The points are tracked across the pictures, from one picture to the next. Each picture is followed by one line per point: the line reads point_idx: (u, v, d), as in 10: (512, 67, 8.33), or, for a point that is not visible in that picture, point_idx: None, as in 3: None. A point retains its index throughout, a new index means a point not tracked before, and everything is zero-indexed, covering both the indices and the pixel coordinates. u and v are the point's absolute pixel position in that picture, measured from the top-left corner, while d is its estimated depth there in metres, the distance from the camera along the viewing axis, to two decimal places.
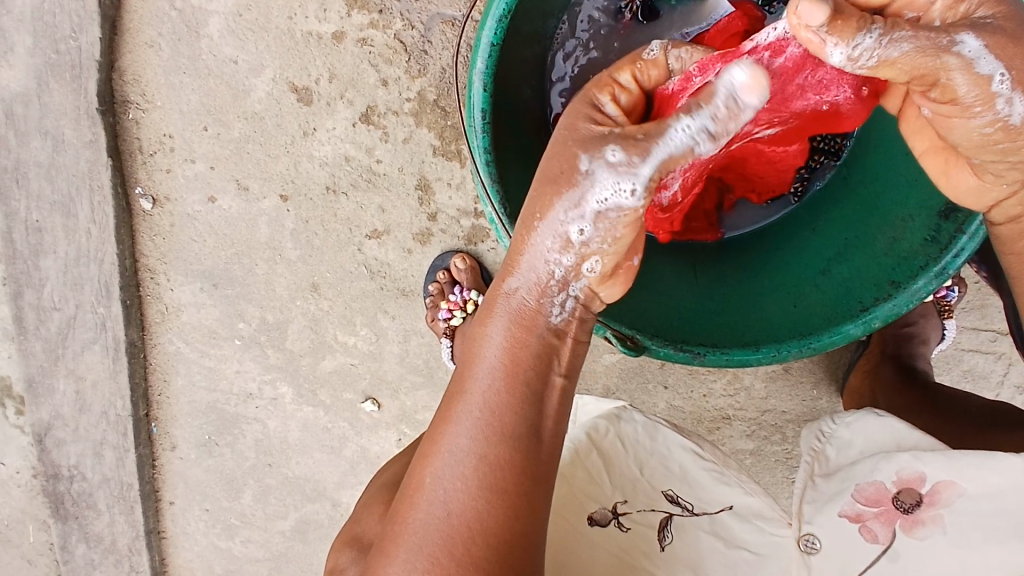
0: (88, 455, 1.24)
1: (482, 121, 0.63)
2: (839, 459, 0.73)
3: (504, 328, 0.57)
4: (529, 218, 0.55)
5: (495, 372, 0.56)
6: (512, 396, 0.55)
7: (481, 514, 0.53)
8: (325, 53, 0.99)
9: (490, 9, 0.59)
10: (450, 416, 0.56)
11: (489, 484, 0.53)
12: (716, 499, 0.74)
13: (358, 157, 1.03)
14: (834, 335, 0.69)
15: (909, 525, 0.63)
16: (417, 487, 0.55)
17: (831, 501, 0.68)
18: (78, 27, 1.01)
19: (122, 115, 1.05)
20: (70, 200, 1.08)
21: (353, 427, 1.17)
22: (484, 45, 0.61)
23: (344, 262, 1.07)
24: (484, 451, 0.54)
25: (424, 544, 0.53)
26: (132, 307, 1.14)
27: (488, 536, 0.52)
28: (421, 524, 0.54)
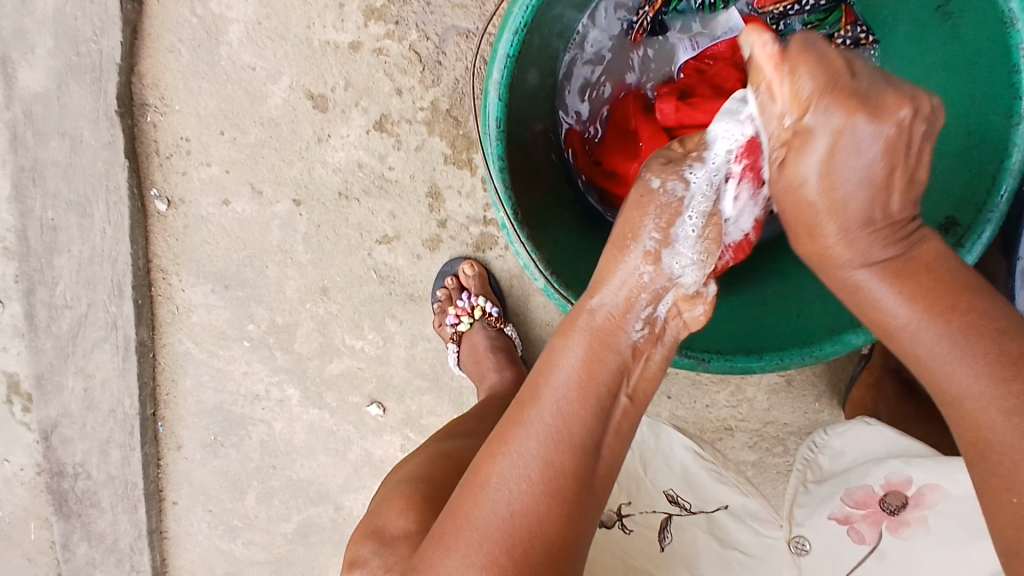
0: (94, 453, 1.25)
1: (497, 129, 0.64)
2: (831, 465, 0.84)
3: (583, 343, 0.58)
4: (621, 240, 0.59)
5: (569, 382, 0.57)
6: (584, 408, 0.56)
7: (542, 516, 0.52)
8: (341, 62, 1.02)
9: (507, 21, 0.61)
10: (524, 418, 0.55)
11: (553, 490, 0.53)
12: (717, 498, 0.83)
13: (371, 164, 1.05)
14: (836, 344, 0.69)
15: (896, 525, 0.72)
16: (480, 485, 0.54)
17: (820, 507, 0.79)
18: (100, 30, 1.03)
19: (140, 118, 1.07)
20: (86, 200, 1.10)
21: (358, 431, 1.19)
22: (501, 56, 0.62)
23: (354, 266, 1.09)
24: (552, 458, 0.54)
25: (486, 540, 0.52)
26: (142, 307, 1.16)
27: (546, 542, 0.52)
28: (484, 520, 0.53)
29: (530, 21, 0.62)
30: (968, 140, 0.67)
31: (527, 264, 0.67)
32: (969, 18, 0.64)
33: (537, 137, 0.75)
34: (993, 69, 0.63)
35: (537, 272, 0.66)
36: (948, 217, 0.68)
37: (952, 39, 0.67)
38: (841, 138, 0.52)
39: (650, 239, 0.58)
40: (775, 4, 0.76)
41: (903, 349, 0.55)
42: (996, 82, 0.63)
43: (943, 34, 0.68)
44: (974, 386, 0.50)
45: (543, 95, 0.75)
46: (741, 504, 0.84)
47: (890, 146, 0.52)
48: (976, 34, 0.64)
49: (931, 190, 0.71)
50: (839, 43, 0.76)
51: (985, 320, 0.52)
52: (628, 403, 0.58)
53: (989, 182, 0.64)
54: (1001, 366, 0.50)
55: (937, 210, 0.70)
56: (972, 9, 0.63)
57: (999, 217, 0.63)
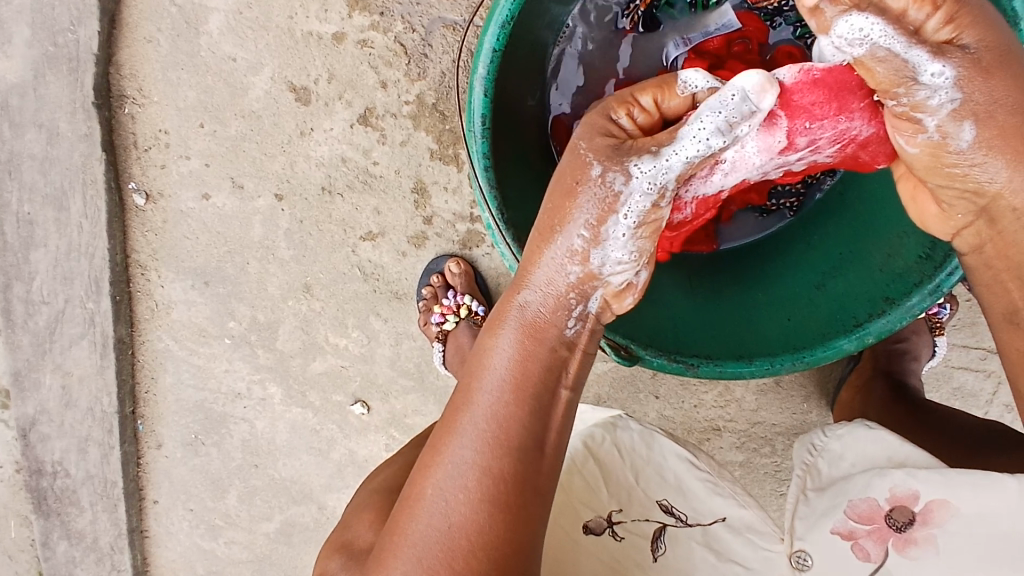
0: (72, 451, 1.22)
1: (482, 126, 0.62)
2: (831, 473, 0.74)
3: (514, 339, 0.56)
4: (546, 230, 0.56)
5: (502, 382, 0.55)
6: (518, 408, 0.54)
7: (483, 523, 0.52)
8: (324, 54, 0.97)
9: (493, 15, 0.58)
10: (455, 426, 0.55)
11: (491, 496, 0.52)
12: (712, 510, 0.75)
13: (355, 159, 1.01)
14: (827, 350, 0.68)
15: (902, 545, 0.63)
16: (417, 496, 0.54)
17: (822, 517, 0.69)
18: (77, 20, 0.99)
19: (119, 109, 1.04)
20: (63, 193, 1.07)
21: (342, 430, 1.18)
22: (486, 50, 0.60)
23: (338, 263, 1.06)
24: (488, 465, 0.53)
25: (425, 554, 0.52)
26: (121, 303, 1.14)
27: (488, 549, 0.51)
28: (422, 535, 0.53)
29: (517, 15, 0.60)
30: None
31: (512, 265, 0.66)
32: None
33: (525, 134, 0.73)
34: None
35: None
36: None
37: None
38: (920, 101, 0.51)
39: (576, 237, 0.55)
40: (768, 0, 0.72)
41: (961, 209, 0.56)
42: None
43: None
44: None
45: (531, 91, 0.73)
46: (738, 516, 0.75)
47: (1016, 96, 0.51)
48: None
49: None
50: None
51: None
52: (567, 396, 0.57)
53: None
54: None
55: None
56: None
57: None
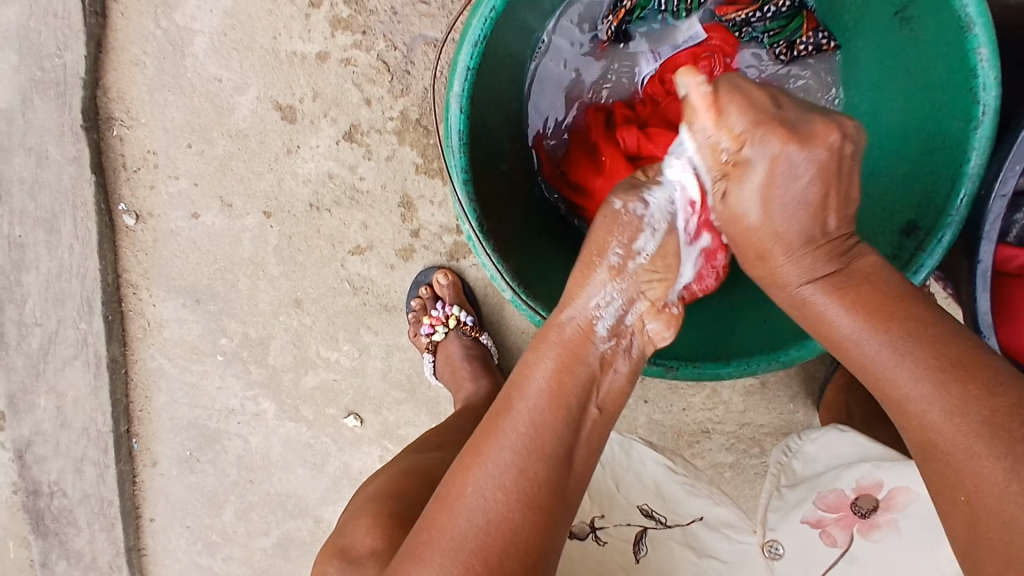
0: (69, 471, 1.24)
1: (459, 142, 0.63)
2: (804, 470, 0.82)
3: (554, 357, 0.58)
4: (588, 256, 0.60)
5: (543, 392, 0.56)
6: (556, 418, 0.55)
7: (517, 524, 0.52)
8: (308, 73, 0.96)
9: (466, 34, 0.60)
10: (498, 429, 0.55)
11: (527, 499, 0.52)
12: (690, 511, 0.81)
13: (342, 175, 1.01)
14: (800, 349, 0.69)
15: (866, 529, 0.71)
16: (455, 494, 0.54)
17: (794, 510, 0.77)
18: (64, 45, 0.99)
19: (107, 131, 1.03)
20: (53, 216, 1.07)
21: (336, 443, 1.20)
22: (461, 69, 0.61)
23: (328, 278, 1.08)
24: (527, 468, 0.53)
25: (461, 549, 0.51)
26: (113, 323, 1.15)
27: (521, 548, 0.51)
28: (458, 530, 0.52)
29: (490, 35, 0.62)
30: (928, 144, 0.68)
31: (494, 275, 0.66)
32: (927, 26, 0.64)
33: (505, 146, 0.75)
34: (950, 74, 0.63)
35: (504, 284, 0.65)
36: (910, 222, 0.69)
37: (912, 44, 0.67)
38: (778, 163, 0.55)
39: (616, 254, 0.59)
40: (737, 12, 0.76)
41: (858, 360, 0.55)
42: (954, 86, 0.63)
43: (904, 39, 0.68)
44: (925, 391, 0.51)
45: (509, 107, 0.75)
46: (716, 514, 0.81)
47: (822, 170, 0.56)
48: (934, 41, 0.64)
49: (894, 197, 0.71)
50: (801, 49, 0.77)
51: (934, 329, 0.52)
52: (597, 416, 0.58)
53: (949, 187, 0.64)
54: (958, 371, 0.50)
55: (898, 215, 0.70)
56: (930, 14, 0.62)
57: (959, 220, 0.63)
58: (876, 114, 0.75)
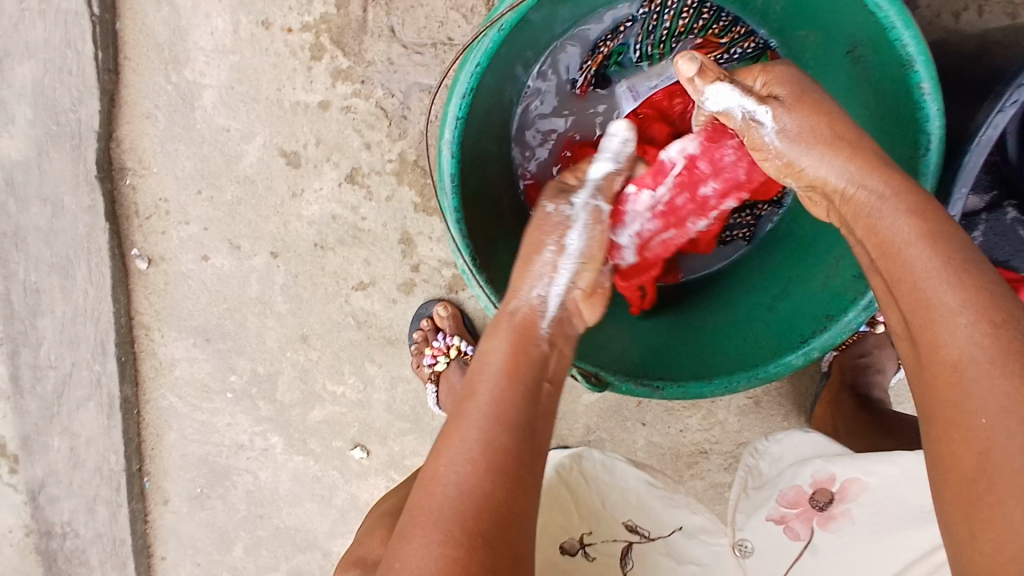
0: (81, 511, 1.29)
1: (452, 184, 0.67)
2: (768, 470, 0.92)
3: (508, 339, 0.64)
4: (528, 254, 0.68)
5: (501, 372, 0.61)
6: (515, 389, 0.60)
7: (487, 492, 0.54)
8: (311, 121, 1.01)
9: (456, 86, 0.64)
10: (464, 411, 0.59)
11: (495, 467, 0.55)
12: (672, 522, 0.90)
13: (345, 216, 1.05)
14: (778, 366, 0.73)
15: (824, 521, 0.79)
16: (431, 476, 0.56)
17: (760, 509, 0.86)
18: (78, 101, 1.03)
19: (120, 181, 1.08)
20: (69, 261, 1.12)
21: (343, 475, 1.25)
22: (451, 118, 0.65)
23: (333, 313, 1.12)
24: (493, 440, 0.56)
25: (441, 520, 0.53)
26: (126, 364, 1.19)
27: (494, 512, 0.53)
28: (438, 504, 0.54)
29: (477, 86, 0.66)
30: None
31: (487, 304, 0.71)
32: (880, 67, 0.69)
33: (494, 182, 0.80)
34: (897, 105, 0.69)
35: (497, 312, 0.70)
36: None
37: (865, 78, 0.73)
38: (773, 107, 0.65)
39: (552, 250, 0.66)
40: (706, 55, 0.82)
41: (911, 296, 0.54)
42: (901, 119, 0.69)
43: (860, 74, 0.73)
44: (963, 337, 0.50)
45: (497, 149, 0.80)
46: (693, 522, 0.91)
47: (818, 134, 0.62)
48: (881, 76, 0.69)
49: None
50: None
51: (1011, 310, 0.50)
52: (551, 388, 0.63)
53: None
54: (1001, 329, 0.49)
55: None
56: (878, 56, 0.68)
57: None
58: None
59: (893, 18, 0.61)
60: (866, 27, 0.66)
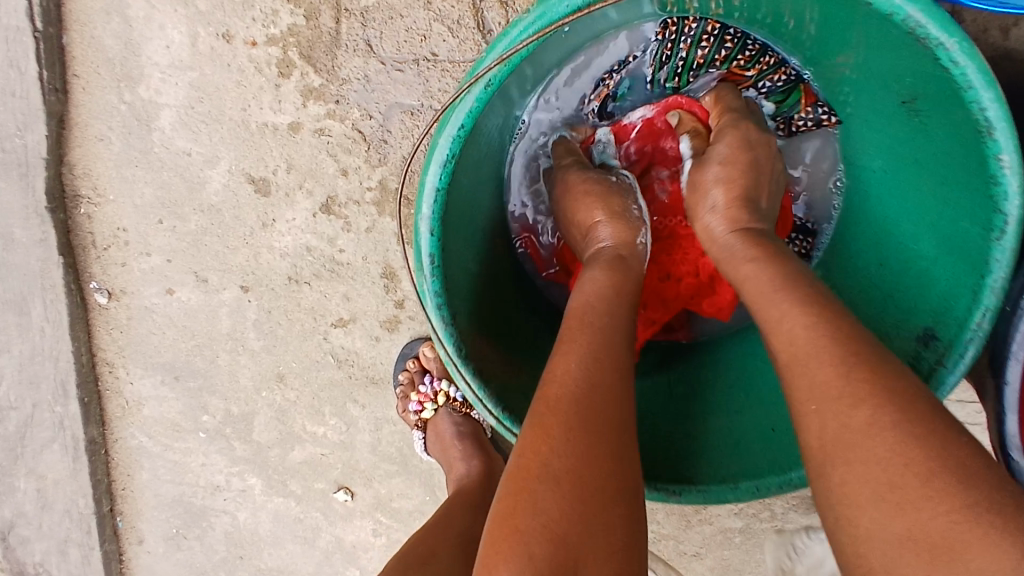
0: (54, 552, 1.21)
1: (432, 265, 0.60)
2: None
3: (604, 266, 0.66)
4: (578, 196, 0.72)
5: (608, 288, 0.63)
6: (622, 304, 0.62)
7: (616, 393, 0.54)
8: (281, 144, 0.90)
9: (433, 157, 0.58)
10: (580, 322, 0.59)
11: (618, 373, 0.56)
12: None
13: (321, 248, 0.95)
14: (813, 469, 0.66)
15: None
16: (555, 378, 0.55)
17: None
18: (23, 125, 0.93)
19: (74, 211, 0.98)
20: (23, 298, 1.02)
21: (327, 517, 1.16)
22: (430, 192, 0.59)
23: (311, 351, 1.02)
24: (613, 347, 0.57)
25: (581, 413, 0.51)
26: (90, 404, 1.10)
27: (623, 411, 0.54)
28: (571, 402, 0.52)
29: (458, 156, 0.60)
30: (942, 232, 0.67)
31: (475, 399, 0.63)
32: (944, 122, 0.62)
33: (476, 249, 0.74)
34: (966, 169, 0.61)
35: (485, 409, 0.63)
36: (927, 328, 0.67)
37: (926, 134, 0.65)
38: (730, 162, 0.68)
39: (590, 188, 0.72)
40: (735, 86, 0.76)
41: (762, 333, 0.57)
42: (970, 185, 0.62)
43: (917, 128, 0.66)
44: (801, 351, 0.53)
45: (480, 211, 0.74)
46: None
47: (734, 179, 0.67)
48: (945, 138, 0.63)
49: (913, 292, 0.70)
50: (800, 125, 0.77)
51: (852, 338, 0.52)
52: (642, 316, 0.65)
53: (971, 297, 0.62)
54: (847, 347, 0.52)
55: (914, 318, 0.69)
56: (944, 111, 0.61)
57: (981, 336, 0.61)
58: (886, 207, 0.74)
59: (971, 73, 0.55)
60: (934, 85, 0.60)
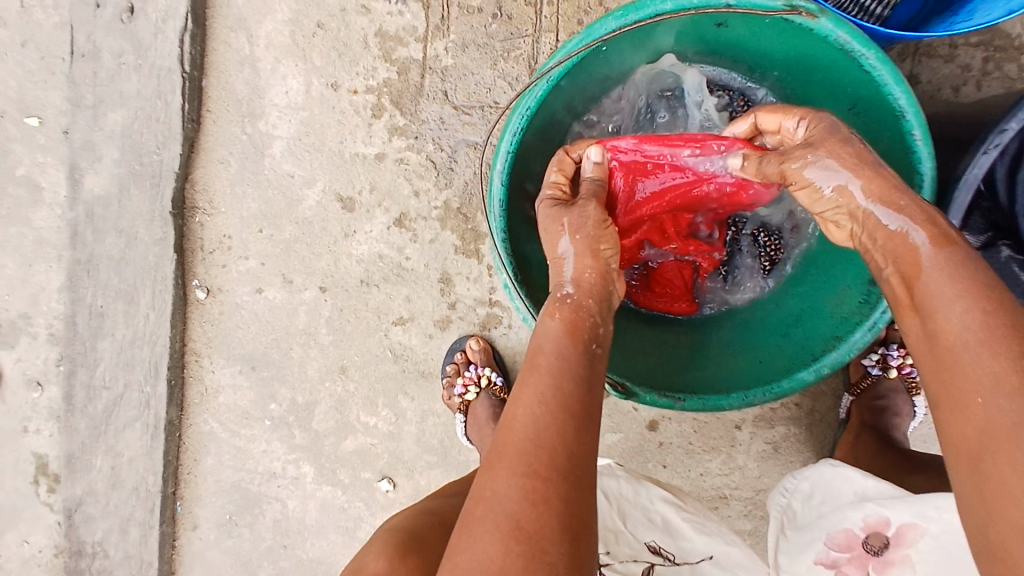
0: (114, 531, 1.35)
1: (500, 209, 0.80)
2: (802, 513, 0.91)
3: (558, 321, 0.69)
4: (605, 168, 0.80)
5: (558, 336, 0.67)
6: (571, 348, 0.67)
7: (561, 430, 0.59)
8: (368, 170, 1.13)
9: (508, 127, 0.78)
10: (531, 367, 0.65)
11: (562, 405, 0.61)
12: (699, 550, 0.91)
13: (391, 256, 1.16)
14: (791, 382, 0.81)
15: (881, 566, 0.76)
16: (511, 419, 0.61)
17: (807, 552, 0.83)
18: (162, 144, 1.16)
19: (190, 219, 1.20)
20: (135, 288, 1.22)
21: (368, 507, 1.29)
22: (504, 152, 0.78)
23: (372, 346, 1.21)
24: (561, 384, 0.63)
25: (530, 449, 0.58)
26: (175, 387, 1.28)
27: (566, 447, 0.59)
28: (523, 432, 0.60)
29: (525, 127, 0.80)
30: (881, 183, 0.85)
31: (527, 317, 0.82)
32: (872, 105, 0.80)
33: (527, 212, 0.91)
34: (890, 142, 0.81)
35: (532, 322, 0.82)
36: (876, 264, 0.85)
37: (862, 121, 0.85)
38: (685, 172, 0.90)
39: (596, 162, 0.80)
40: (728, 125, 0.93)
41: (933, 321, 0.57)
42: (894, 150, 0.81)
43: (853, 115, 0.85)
44: (957, 280, 0.57)
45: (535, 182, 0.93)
46: (724, 553, 0.91)
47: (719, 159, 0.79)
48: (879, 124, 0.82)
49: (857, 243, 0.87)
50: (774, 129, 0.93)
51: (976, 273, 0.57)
52: (600, 350, 0.69)
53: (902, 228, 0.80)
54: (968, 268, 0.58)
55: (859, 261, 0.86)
56: (873, 106, 0.81)
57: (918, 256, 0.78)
58: None
59: (885, 75, 0.73)
60: (861, 87, 0.79)
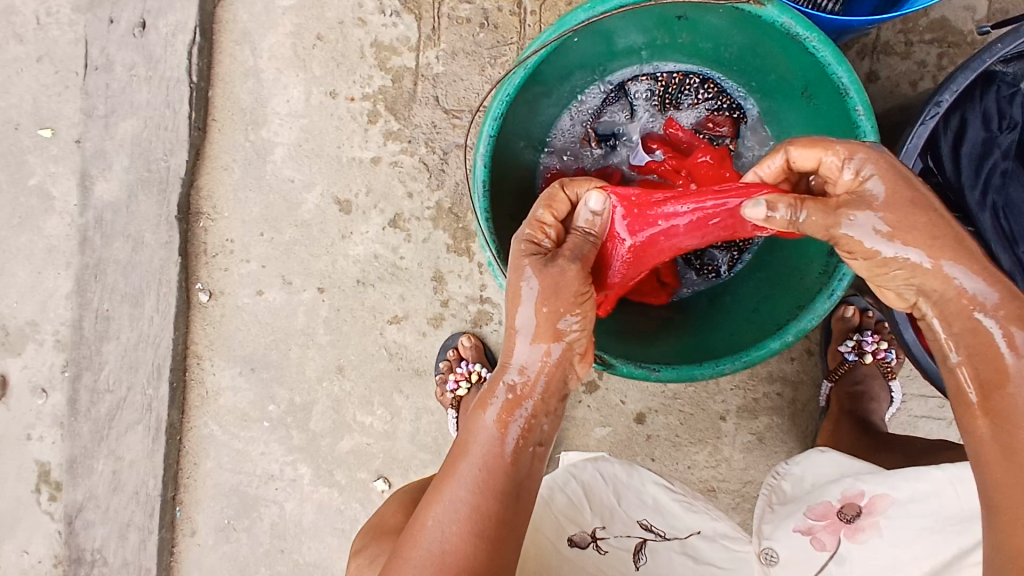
0: (113, 538, 1.35)
1: (483, 188, 0.83)
2: (791, 490, 0.96)
3: (495, 413, 0.71)
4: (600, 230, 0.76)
5: (492, 440, 0.70)
6: (502, 458, 0.69)
7: (468, 554, 0.66)
8: (364, 173, 1.19)
9: (489, 112, 0.82)
10: (455, 470, 0.69)
11: (477, 530, 0.66)
12: (688, 525, 0.93)
13: (385, 255, 1.21)
14: (760, 350, 0.82)
15: (852, 532, 0.84)
16: (422, 526, 0.68)
17: (788, 521, 0.90)
18: (169, 152, 1.22)
19: (195, 223, 1.25)
20: (140, 292, 1.27)
21: (364, 508, 1.31)
22: (485, 136, 0.83)
23: (368, 345, 1.24)
24: (478, 504, 0.67)
25: (424, 571, 0.65)
26: (177, 390, 1.31)
27: (468, 567, 0.65)
28: (424, 554, 0.66)
29: (504, 114, 0.84)
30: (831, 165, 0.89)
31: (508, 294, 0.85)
32: (822, 87, 0.85)
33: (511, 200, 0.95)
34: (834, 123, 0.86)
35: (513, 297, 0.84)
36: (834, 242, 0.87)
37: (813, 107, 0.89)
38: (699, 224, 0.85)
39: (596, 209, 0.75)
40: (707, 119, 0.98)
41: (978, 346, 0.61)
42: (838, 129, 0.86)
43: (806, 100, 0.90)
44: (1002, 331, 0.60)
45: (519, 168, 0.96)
46: (712, 528, 0.94)
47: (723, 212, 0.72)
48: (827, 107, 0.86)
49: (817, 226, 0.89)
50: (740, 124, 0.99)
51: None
52: (539, 447, 0.72)
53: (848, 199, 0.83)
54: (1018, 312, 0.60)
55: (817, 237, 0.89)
56: (823, 89, 0.85)
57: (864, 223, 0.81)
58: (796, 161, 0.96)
59: (827, 56, 0.78)
60: (809, 69, 0.84)
